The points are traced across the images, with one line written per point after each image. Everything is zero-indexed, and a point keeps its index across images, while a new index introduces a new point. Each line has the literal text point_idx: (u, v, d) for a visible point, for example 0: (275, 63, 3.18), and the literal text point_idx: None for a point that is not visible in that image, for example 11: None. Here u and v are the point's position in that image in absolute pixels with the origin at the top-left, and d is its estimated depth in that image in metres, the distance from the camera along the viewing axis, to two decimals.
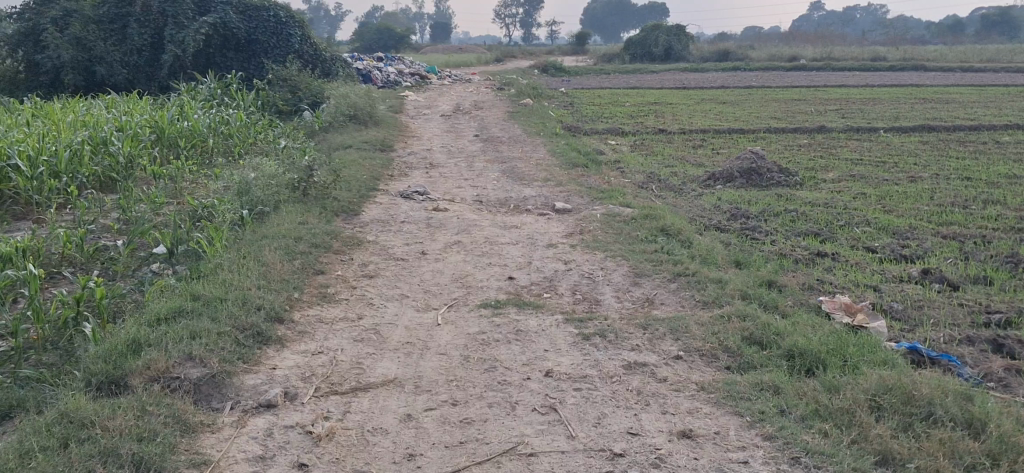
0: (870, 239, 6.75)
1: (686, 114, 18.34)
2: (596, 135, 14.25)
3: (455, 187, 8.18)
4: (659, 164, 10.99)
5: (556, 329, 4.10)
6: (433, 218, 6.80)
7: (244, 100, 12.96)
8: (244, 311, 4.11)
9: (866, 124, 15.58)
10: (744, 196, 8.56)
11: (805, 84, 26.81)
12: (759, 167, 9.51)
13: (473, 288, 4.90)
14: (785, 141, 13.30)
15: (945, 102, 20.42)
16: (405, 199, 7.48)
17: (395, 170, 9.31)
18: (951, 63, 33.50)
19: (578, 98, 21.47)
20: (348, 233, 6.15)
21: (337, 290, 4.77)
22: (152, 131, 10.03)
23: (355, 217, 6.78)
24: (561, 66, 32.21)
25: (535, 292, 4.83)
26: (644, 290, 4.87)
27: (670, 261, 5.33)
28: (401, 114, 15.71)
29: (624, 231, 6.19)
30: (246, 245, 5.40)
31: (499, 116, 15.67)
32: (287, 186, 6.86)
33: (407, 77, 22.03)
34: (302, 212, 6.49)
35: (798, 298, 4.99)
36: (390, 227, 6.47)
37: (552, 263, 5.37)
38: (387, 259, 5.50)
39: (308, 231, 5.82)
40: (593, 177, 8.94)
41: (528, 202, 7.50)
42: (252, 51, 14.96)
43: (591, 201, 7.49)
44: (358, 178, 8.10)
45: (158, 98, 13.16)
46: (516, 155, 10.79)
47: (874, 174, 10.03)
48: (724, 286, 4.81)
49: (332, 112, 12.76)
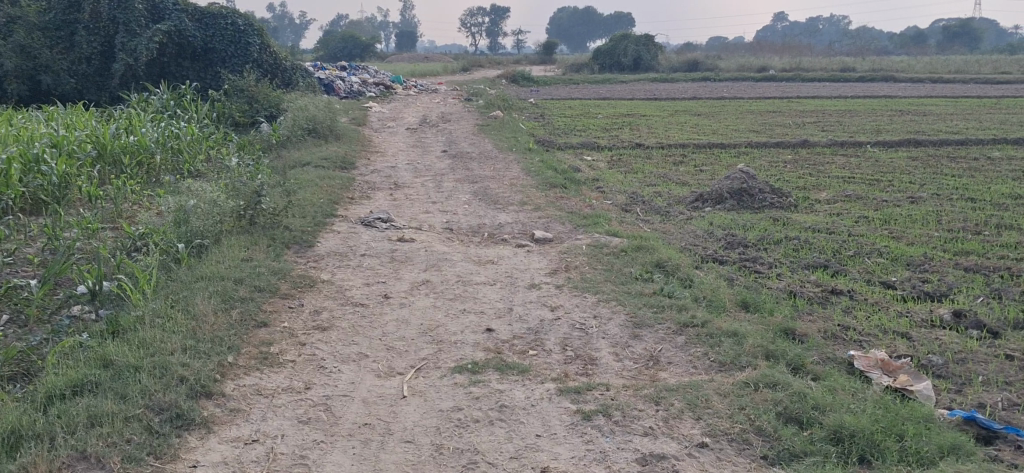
0: (884, 272, 6.07)
1: (662, 126, 17.69)
2: (570, 149, 13.57)
3: (423, 212, 7.41)
4: (641, 182, 10.31)
5: (549, 405, 3.35)
6: (396, 250, 6.02)
7: (197, 113, 12.09)
8: (161, 385, 3.29)
9: (847, 138, 15.00)
10: (738, 221, 7.87)
11: (777, 95, 26.34)
12: (750, 187, 8.85)
13: (446, 344, 4.13)
14: (768, 157, 12.66)
15: (924, 114, 19.98)
16: (366, 227, 6.71)
17: (357, 192, 8.52)
18: (921, 74, 33.30)
19: (549, 110, 20.78)
20: (300, 271, 5.36)
21: (281, 350, 3.97)
22: (92, 147, 9.17)
23: (309, 250, 5.99)
24: (529, 77, 31.53)
25: (519, 350, 4.08)
26: (647, 346, 4.14)
27: (673, 306, 4.60)
28: (365, 127, 14.89)
29: (614, 266, 5.46)
30: (177, 290, 4.59)
31: (468, 129, 14.93)
32: (231, 213, 6.05)
33: (372, 86, 21.23)
34: (247, 246, 5.68)
35: (824, 352, 4.27)
36: (349, 262, 5.69)
37: (536, 310, 4.61)
38: (344, 305, 4.71)
39: (253, 270, 5.02)
40: (574, 199, 8.22)
41: (505, 230, 6.74)
42: (208, 60, 14.08)
43: (574, 229, 6.76)
44: (315, 202, 7.31)
45: (105, 110, 12.24)
46: (489, 173, 10.04)
47: (870, 194, 9.40)
48: (740, 340, 4.09)
49: (291, 126, 11.93)
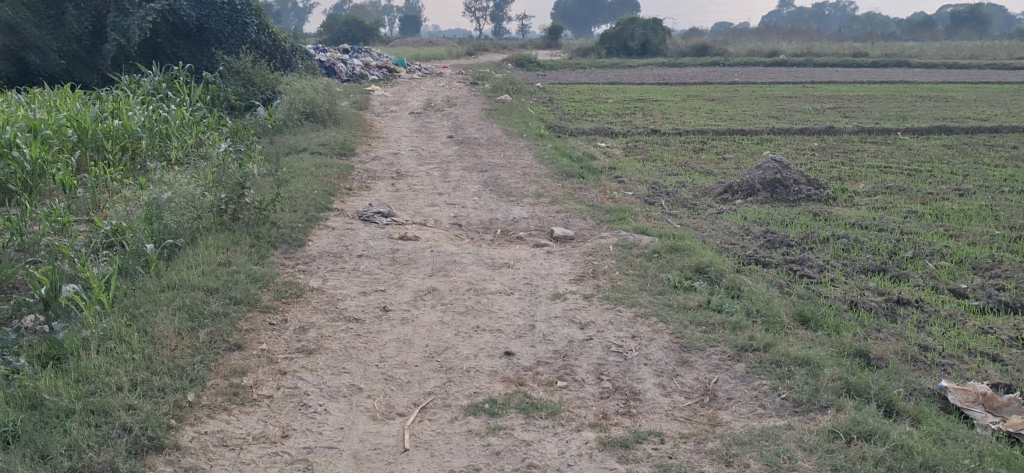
0: (952, 278, 5.35)
1: (676, 112, 16.94)
2: (583, 135, 12.85)
3: (428, 204, 6.70)
4: (661, 172, 9.61)
5: (591, 463, 2.66)
6: (398, 250, 5.30)
7: (190, 95, 11.36)
8: (95, 444, 2.61)
9: (874, 125, 14.24)
10: (774, 216, 7.15)
11: (790, 79, 25.55)
12: (784, 177, 8.12)
13: (457, 372, 3.42)
14: (794, 145, 11.93)
15: (948, 100, 19.20)
16: (365, 222, 6.00)
17: (356, 182, 7.81)
18: (937, 59, 32.48)
19: (558, 94, 20.06)
20: (287, 276, 4.65)
21: (256, 382, 3.28)
22: (73, 132, 8.48)
23: (298, 249, 5.28)
24: (535, 60, 30.73)
25: (547, 380, 3.37)
26: (700, 375, 3.43)
27: (724, 326, 3.88)
28: (365, 111, 14.15)
29: (648, 272, 4.74)
30: (137, 302, 3.90)
31: (476, 114, 14.19)
32: (210, 208, 5.34)
33: (374, 70, 20.47)
34: (227, 246, 4.97)
35: (909, 383, 3.57)
36: (344, 267, 4.99)
37: (564, 327, 3.89)
38: (335, 321, 3.99)
39: (228, 277, 4.31)
40: (593, 190, 7.50)
41: (520, 227, 6.03)
42: (204, 41, 13.28)
43: (597, 224, 6.05)
44: (308, 194, 6.58)
45: (94, 92, 11.52)
46: (498, 161, 9.32)
47: (912, 186, 8.67)
48: (811, 372, 3.38)
49: (287, 109, 11.20)
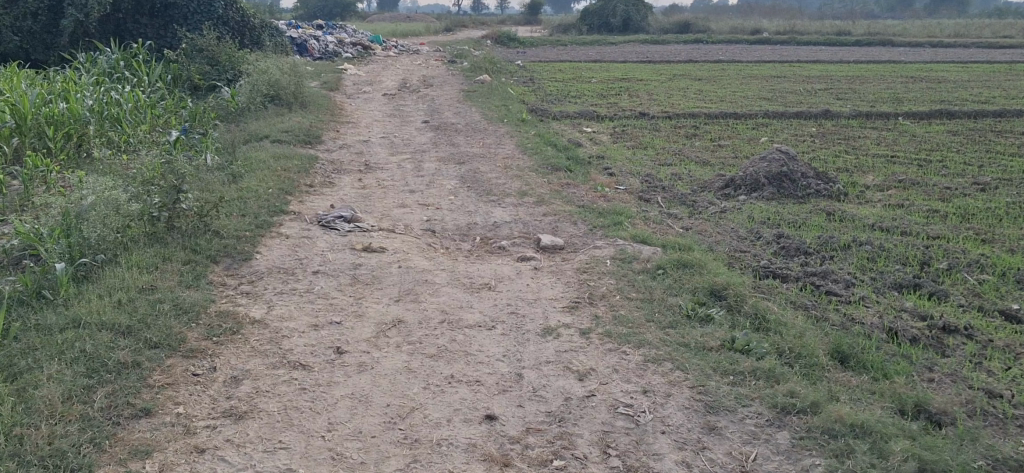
0: (998, 297, 4.65)
1: (663, 93, 16.21)
2: (567, 119, 12.10)
3: (400, 205, 5.95)
4: (654, 162, 8.89)
5: None
6: (361, 267, 4.54)
7: (149, 75, 10.52)
8: None
9: (871, 108, 13.56)
10: (784, 217, 6.46)
11: (776, 58, 24.89)
12: (791, 170, 7.43)
13: (426, 447, 2.68)
14: (790, 130, 11.25)
15: (941, 81, 18.57)
16: (325, 229, 5.23)
17: (320, 176, 7.04)
18: (922, 38, 31.89)
19: (539, 74, 19.27)
20: (225, 304, 3.88)
21: (165, 466, 2.52)
22: (10, 117, 7.68)
23: (244, 264, 4.51)
24: (515, 37, 29.86)
25: (541, 457, 2.65)
26: (735, 449, 2.71)
27: (755, 376, 3.17)
28: (337, 92, 13.34)
29: (656, 297, 4.01)
30: (27, 344, 3.14)
31: (453, 96, 13.40)
32: (140, 215, 4.56)
33: (349, 47, 19.57)
34: (155, 264, 4.19)
35: (990, 451, 2.87)
36: (297, 288, 4.23)
37: (559, 377, 3.16)
38: (277, 368, 3.24)
39: (147, 309, 3.54)
40: (583, 186, 6.77)
41: (502, 234, 5.29)
42: (169, 17, 12.35)
43: (590, 231, 5.32)
44: (263, 193, 5.81)
45: (45, 71, 10.64)
46: (477, 151, 8.56)
47: (926, 179, 8.01)
48: (875, 446, 2.67)
49: (249, 92, 10.39)
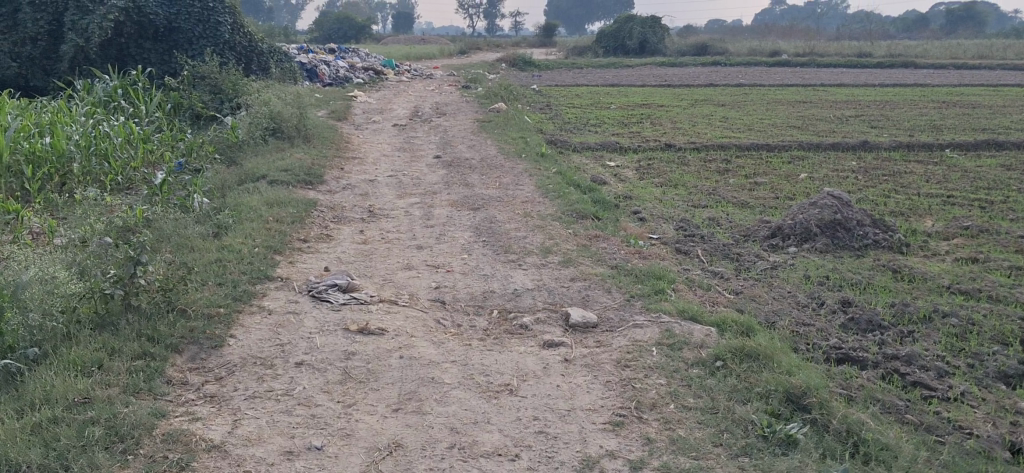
0: None
1: (687, 120, 15.43)
2: (588, 151, 11.31)
3: (406, 266, 5.16)
4: (687, 203, 8.08)
5: None
6: (356, 357, 3.74)
7: (147, 105, 9.75)
8: None
9: (911, 138, 12.70)
10: (844, 274, 5.63)
11: (798, 82, 24.03)
12: (845, 217, 6.60)
13: None
14: (829, 165, 10.42)
15: (977, 106, 17.65)
16: (316, 301, 4.44)
17: (318, 227, 6.26)
18: (947, 59, 30.93)
19: (557, 99, 18.51)
20: (180, 417, 3.09)
21: None
22: None
23: (213, 354, 3.72)
24: (530, 60, 29.16)
25: None
26: None
27: None
28: (343, 122, 12.60)
29: (721, 407, 3.19)
30: None
31: (466, 126, 12.63)
32: (87, 294, 3.76)
33: (360, 72, 18.86)
34: (99, 361, 3.39)
35: None
36: (276, 388, 3.43)
37: None
38: None
39: (73, 436, 2.75)
40: (615, 239, 5.98)
41: (526, 306, 4.49)
42: (174, 42, 11.56)
43: (629, 303, 4.51)
44: (247, 255, 5.01)
45: (39, 101, 9.90)
46: (493, 193, 7.78)
47: (994, 224, 7.16)
48: None
49: (249, 125, 9.63)
